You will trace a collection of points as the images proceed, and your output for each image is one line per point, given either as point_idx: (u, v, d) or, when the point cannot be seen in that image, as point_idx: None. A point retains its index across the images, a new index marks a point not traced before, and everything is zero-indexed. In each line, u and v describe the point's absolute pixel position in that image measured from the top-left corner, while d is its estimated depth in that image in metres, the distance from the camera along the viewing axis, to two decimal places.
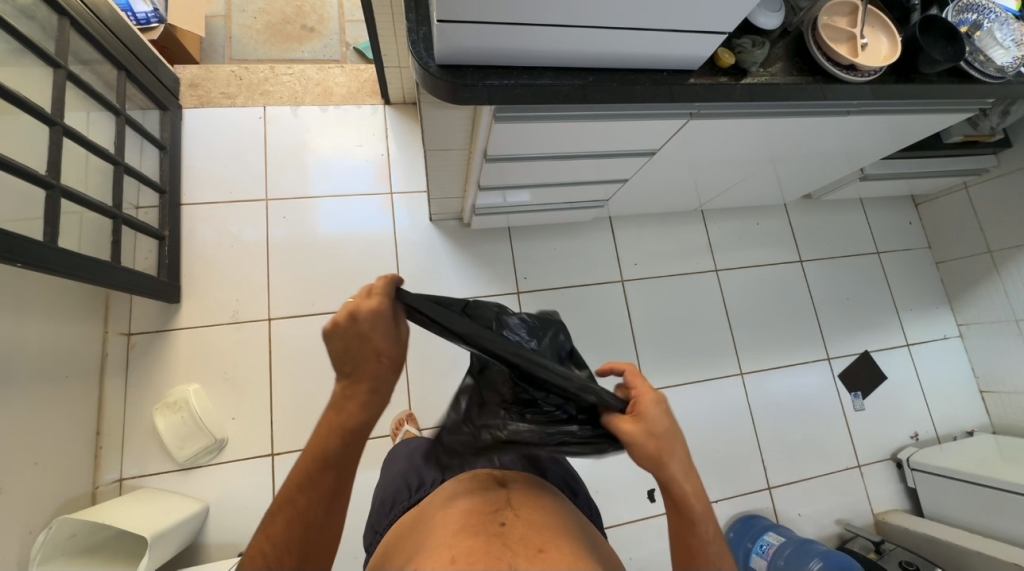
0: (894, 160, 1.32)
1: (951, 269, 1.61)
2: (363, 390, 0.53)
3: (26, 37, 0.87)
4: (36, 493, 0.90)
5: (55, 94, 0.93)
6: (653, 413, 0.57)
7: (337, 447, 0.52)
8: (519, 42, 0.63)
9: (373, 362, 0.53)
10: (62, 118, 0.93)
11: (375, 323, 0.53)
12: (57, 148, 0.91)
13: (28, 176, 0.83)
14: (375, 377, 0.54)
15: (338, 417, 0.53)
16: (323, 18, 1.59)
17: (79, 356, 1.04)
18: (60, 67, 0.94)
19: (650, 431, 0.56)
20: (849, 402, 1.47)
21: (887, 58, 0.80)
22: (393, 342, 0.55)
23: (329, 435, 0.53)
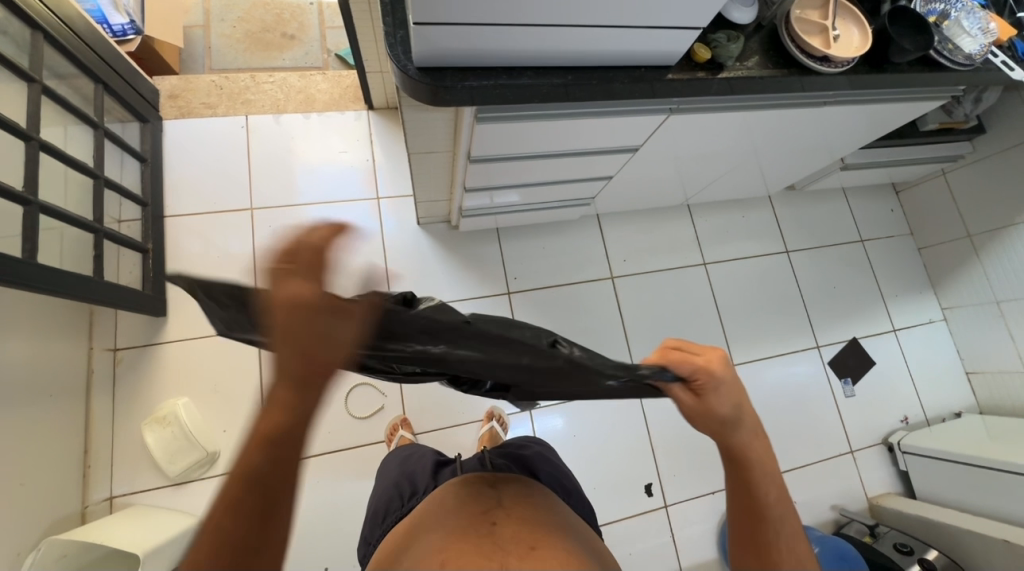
0: (873, 149, 1.34)
1: (933, 254, 1.65)
2: (284, 387, 0.38)
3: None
4: (24, 515, 0.89)
5: (31, 109, 0.92)
6: (723, 386, 0.50)
7: (270, 449, 0.39)
8: (496, 43, 0.64)
9: (296, 367, 0.37)
10: (38, 133, 0.93)
11: (298, 311, 0.36)
12: (33, 164, 0.90)
13: (5, 193, 0.83)
14: (308, 383, 0.38)
15: (266, 418, 0.39)
16: (303, 25, 1.59)
17: (64, 373, 1.03)
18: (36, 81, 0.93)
19: (723, 409, 0.49)
20: (839, 389, 1.49)
21: (859, 49, 0.81)
22: (324, 334, 0.37)
23: (256, 446, 0.39)
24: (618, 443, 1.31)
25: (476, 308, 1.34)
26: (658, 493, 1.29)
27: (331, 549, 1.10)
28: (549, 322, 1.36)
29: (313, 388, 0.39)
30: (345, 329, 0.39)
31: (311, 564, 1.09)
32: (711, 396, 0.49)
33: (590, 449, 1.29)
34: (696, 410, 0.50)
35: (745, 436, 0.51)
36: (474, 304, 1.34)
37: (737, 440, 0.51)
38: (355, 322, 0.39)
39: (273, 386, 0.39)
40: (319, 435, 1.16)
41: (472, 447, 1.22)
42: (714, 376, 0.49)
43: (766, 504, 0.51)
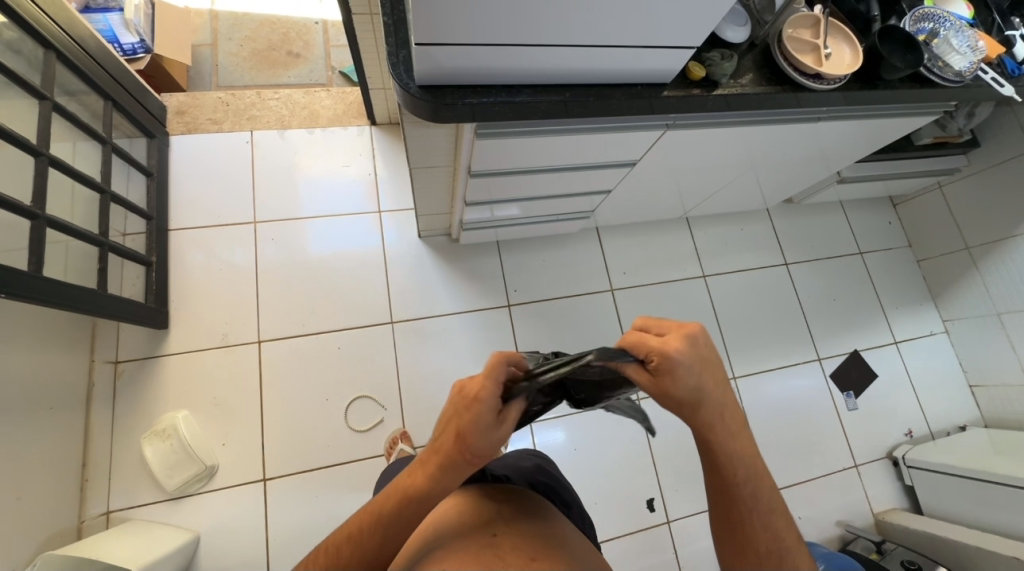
0: (869, 162, 1.36)
1: (933, 266, 1.65)
2: (438, 464, 0.49)
3: (12, 70, 0.89)
4: (20, 529, 0.88)
5: (42, 125, 0.94)
6: (678, 368, 0.47)
7: (405, 514, 0.50)
8: (495, 62, 0.65)
9: (457, 455, 0.48)
10: (48, 148, 0.94)
11: (472, 411, 0.46)
12: (41, 178, 0.92)
13: (11, 207, 0.83)
14: (449, 466, 0.49)
15: (417, 482, 0.49)
16: (309, 43, 1.63)
17: (64, 385, 1.03)
18: (46, 98, 0.95)
19: (674, 391, 0.47)
20: (841, 402, 1.48)
21: (851, 66, 0.83)
22: (483, 437, 0.47)
23: (394, 498, 0.50)
24: (619, 457, 1.30)
25: (477, 321, 1.34)
26: (660, 508, 1.28)
27: None
28: (549, 334, 1.36)
29: (457, 477, 0.50)
30: (497, 441, 0.48)
31: None
32: (661, 377, 0.47)
33: (592, 463, 1.28)
34: (655, 390, 0.48)
35: (709, 412, 0.49)
36: (475, 316, 1.34)
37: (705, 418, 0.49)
38: (505, 435, 0.48)
39: (431, 455, 0.50)
40: (318, 448, 1.16)
41: None
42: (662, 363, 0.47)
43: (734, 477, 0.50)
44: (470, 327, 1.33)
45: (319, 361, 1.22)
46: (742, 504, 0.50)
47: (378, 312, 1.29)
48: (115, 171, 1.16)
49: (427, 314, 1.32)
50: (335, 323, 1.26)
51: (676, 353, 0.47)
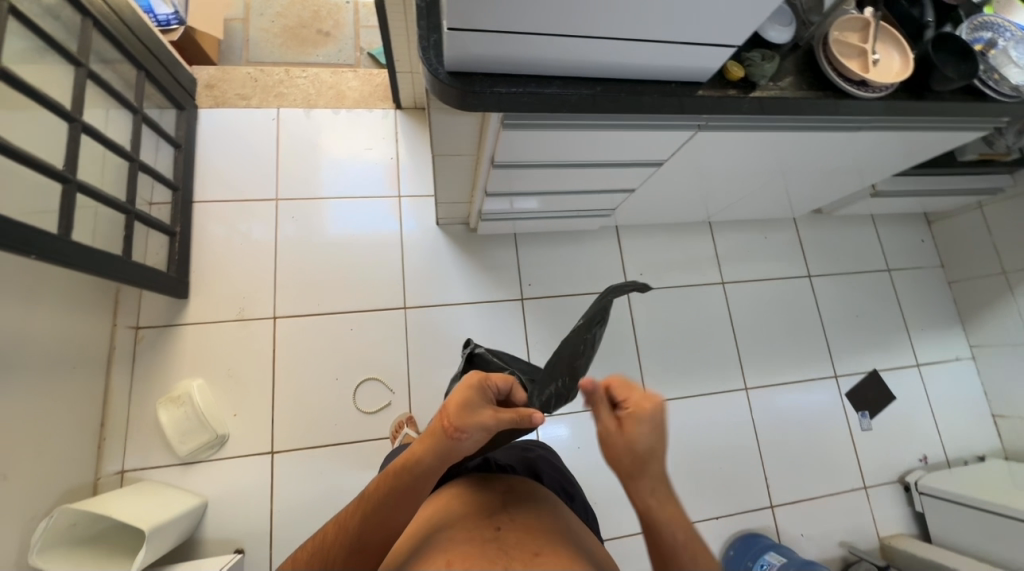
0: (907, 177, 1.31)
1: (964, 289, 1.59)
2: (425, 437, 0.56)
3: (50, 36, 0.90)
4: (39, 482, 0.91)
5: (76, 91, 0.96)
6: (630, 433, 0.57)
7: (386, 493, 0.54)
8: (527, 51, 0.64)
9: (441, 425, 0.55)
10: (81, 115, 0.96)
11: (462, 391, 0.56)
12: (73, 143, 0.94)
13: (43, 170, 0.85)
14: (433, 440, 0.55)
15: (404, 455, 0.56)
16: (339, 23, 1.62)
17: (87, 347, 1.06)
18: (82, 65, 0.97)
19: (620, 450, 0.57)
20: (855, 421, 1.44)
21: (899, 74, 0.79)
22: (466, 412, 0.54)
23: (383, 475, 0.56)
24: None
25: (489, 312, 1.34)
26: None
27: None
28: (559, 330, 1.35)
29: (440, 450, 0.55)
30: (479, 423, 0.54)
31: None
32: (614, 436, 0.57)
33: (595, 462, 1.27)
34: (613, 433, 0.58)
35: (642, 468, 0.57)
36: (487, 307, 1.34)
37: (635, 473, 0.57)
38: (489, 424, 0.54)
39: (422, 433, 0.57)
40: (325, 426, 1.18)
41: None
42: (620, 424, 0.57)
43: (658, 524, 0.56)
44: (481, 318, 1.33)
45: (331, 340, 1.24)
46: (666, 545, 0.55)
47: (391, 296, 1.29)
48: (145, 141, 1.18)
49: (440, 302, 1.32)
50: (348, 305, 1.27)
51: (644, 410, 0.57)
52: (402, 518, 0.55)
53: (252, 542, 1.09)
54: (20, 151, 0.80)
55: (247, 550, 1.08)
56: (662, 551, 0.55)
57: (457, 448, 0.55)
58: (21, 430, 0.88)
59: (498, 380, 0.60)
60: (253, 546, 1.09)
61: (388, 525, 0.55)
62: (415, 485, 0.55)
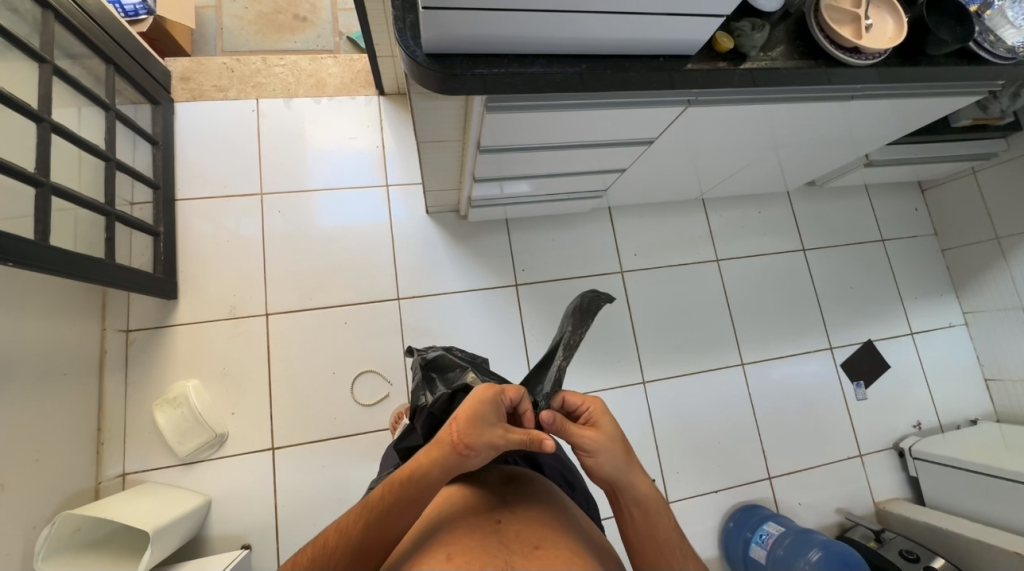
0: (900, 145, 1.29)
1: (957, 256, 1.59)
2: (431, 449, 0.54)
3: (10, 31, 0.86)
4: (39, 490, 0.91)
5: (43, 89, 0.92)
6: (605, 442, 0.57)
7: (390, 501, 0.53)
8: (509, 28, 0.61)
9: (449, 440, 0.53)
10: (50, 114, 0.92)
11: (472, 406, 0.55)
12: (45, 145, 0.90)
13: (15, 174, 0.82)
14: (439, 453, 0.53)
15: (408, 465, 0.55)
16: (315, 6, 1.56)
17: (77, 352, 1.04)
18: (47, 62, 0.92)
19: (607, 462, 0.56)
20: (851, 392, 1.46)
21: (894, 39, 0.77)
22: (477, 428, 0.53)
23: (387, 482, 0.55)
24: None
25: (483, 299, 1.33)
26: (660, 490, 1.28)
27: None
28: (555, 315, 1.35)
29: (445, 464, 0.53)
30: (488, 440, 0.53)
31: None
32: (595, 451, 0.57)
33: None
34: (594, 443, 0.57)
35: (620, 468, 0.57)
36: (481, 294, 1.33)
37: (622, 481, 0.57)
38: (498, 444, 0.53)
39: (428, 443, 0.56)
40: (325, 421, 1.18)
41: None
42: (593, 438, 0.57)
43: (648, 519, 0.58)
44: (476, 306, 1.32)
45: (326, 335, 1.23)
46: (660, 534, 0.58)
47: (384, 288, 1.28)
48: (120, 139, 1.14)
49: (434, 291, 1.31)
50: (341, 298, 1.25)
51: (602, 411, 0.60)
52: (405, 522, 0.54)
53: (258, 537, 1.10)
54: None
55: (254, 545, 1.09)
56: (661, 545, 0.57)
57: (464, 463, 0.54)
58: (16, 440, 0.87)
59: (513, 393, 0.59)
60: (260, 541, 1.10)
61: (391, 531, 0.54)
62: (419, 495, 0.53)
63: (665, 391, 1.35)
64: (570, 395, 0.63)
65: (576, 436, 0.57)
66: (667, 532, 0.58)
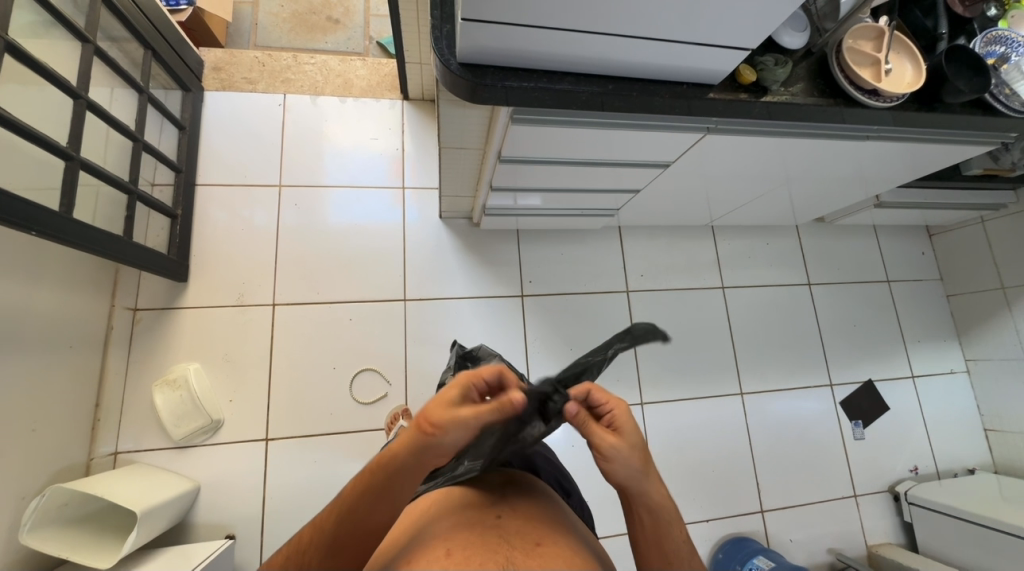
0: (911, 189, 1.31)
1: (962, 302, 1.59)
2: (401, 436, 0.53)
3: (58, 10, 0.89)
4: (31, 461, 0.91)
5: (82, 68, 0.95)
6: (627, 451, 0.56)
7: (360, 492, 0.53)
8: (542, 44, 0.63)
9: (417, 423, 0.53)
10: (87, 93, 0.95)
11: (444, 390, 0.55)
12: (79, 121, 0.93)
13: (47, 146, 0.84)
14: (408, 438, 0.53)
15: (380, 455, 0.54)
16: (349, 10, 1.61)
17: (84, 326, 1.05)
18: (89, 42, 0.95)
19: (624, 467, 0.56)
20: (849, 431, 1.45)
21: (911, 85, 0.79)
22: (444, 407, 0.52)
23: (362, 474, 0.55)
24: None
25: (489, 307, 1.34)
26: None
27: None
28: (558, 329, 1.35)
29: (413, 450, 0.52)
30: (455, 418, 0.51)
31: None
32: (614, 458, 0.56)
33: (588, 460, 1.27)
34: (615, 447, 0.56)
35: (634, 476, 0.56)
36: (486, 302, 1.34)
37: (636, 487, 0.57)
38: (466, 421, 0.51)
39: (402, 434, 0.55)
40: (320, 415, 1.18)
41: None
42: (614, 443, 0.55)
43: (656, 531, 0.58)
44: (480, 313, 1.33)
45: (330, 329, 1.23)
46: (669, 545, 0.58)
47: (393, 288, 1.29)
48: (149, 120, 1.17)
49: (440, 295, 1.32)
50: (349, 295, 1.26)
51: (627, 415, 0.59)
52: (378, 517, 0.53)
53: (243, 528, 1.09)
54: (27, 127, 0.79)
55: (238, 536, 1.08)
56: (668, 556, 0.58)
57: (431, 448, 0.52)
58: (18, 406, 0.88)
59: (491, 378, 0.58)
60: (244, 532, 1.09)
61: (365, 525, 0.53)
62: (390, 484, 0.53)
63: (662, 414, 1.35)
64: (597, 391, 0.61)
65: (598, 438, 0.56)
66: (674, 548, 0.58)
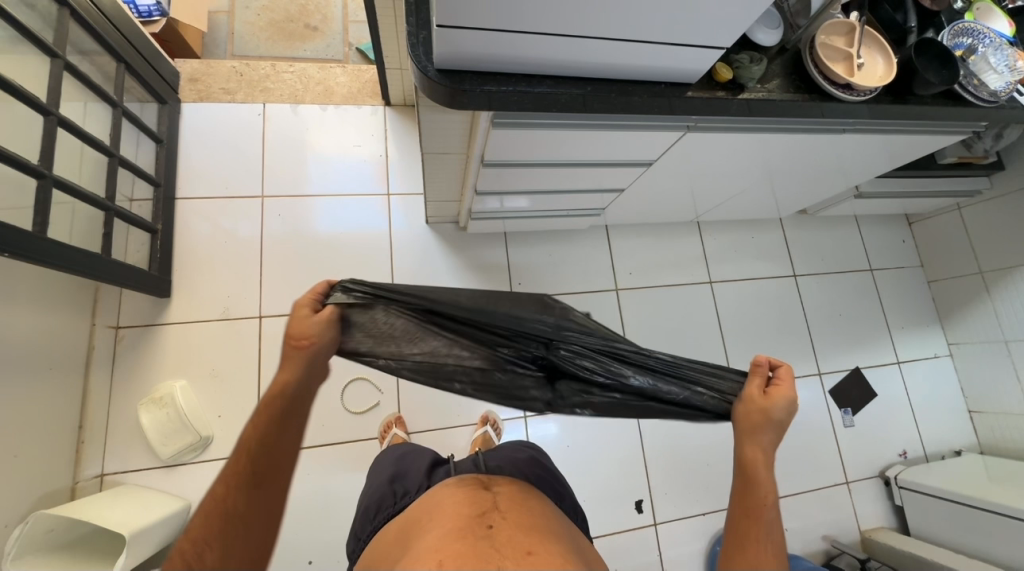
0: (889, 178, 1.33)
1: (943, 288, 1.63)
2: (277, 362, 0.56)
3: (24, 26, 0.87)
4: (13, 488, 0.88)
5: (52, 84, 0.92)
6: (777, 410, 0.60)
7: (263, 422, 0.53)
8: (521, 47, 0.63)
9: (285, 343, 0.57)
10: (58, 108, 0.93)
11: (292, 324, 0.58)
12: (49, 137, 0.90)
13: (14, 164, 0.82)
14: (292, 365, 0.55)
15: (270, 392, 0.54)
16: (327, 17, 1.60)
17: (65, 347, 1.03)
18: (59, 57, 0.93)
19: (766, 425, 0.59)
20: (838, 418, 1.47)
21: (883, 78, 0.81)
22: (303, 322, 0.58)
23: (262, 420, 0.54)
24: (610, 459, 1.29)
25: None
26: (648, 510, 1.28)
27: (315, 542, 1.10)
28: None
29: (287, 363, 0.55)
30: (304, 324, 0.58)
31: (295, 556, 1.09)
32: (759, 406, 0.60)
33: (584, 459, 1.28)
34: (763, 399, 0.60)
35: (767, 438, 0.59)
36: None
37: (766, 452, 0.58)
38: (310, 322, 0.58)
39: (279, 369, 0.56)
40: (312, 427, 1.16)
41: (464, 450, 1.22)
42: (791, 393, 0.60)
43: (767, 516, 0.55)
44: None
45: None
46: (762, 527, 0.54)
47: None
48: (125, 136, 1.15)
49: None
50: None
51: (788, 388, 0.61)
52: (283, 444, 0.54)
53: None
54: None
55: None
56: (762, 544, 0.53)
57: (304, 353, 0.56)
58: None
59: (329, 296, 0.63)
60: None
61: (278, 442, 0.53)
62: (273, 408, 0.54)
63: None
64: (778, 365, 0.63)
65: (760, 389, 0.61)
66: (770, 512, 0.55)
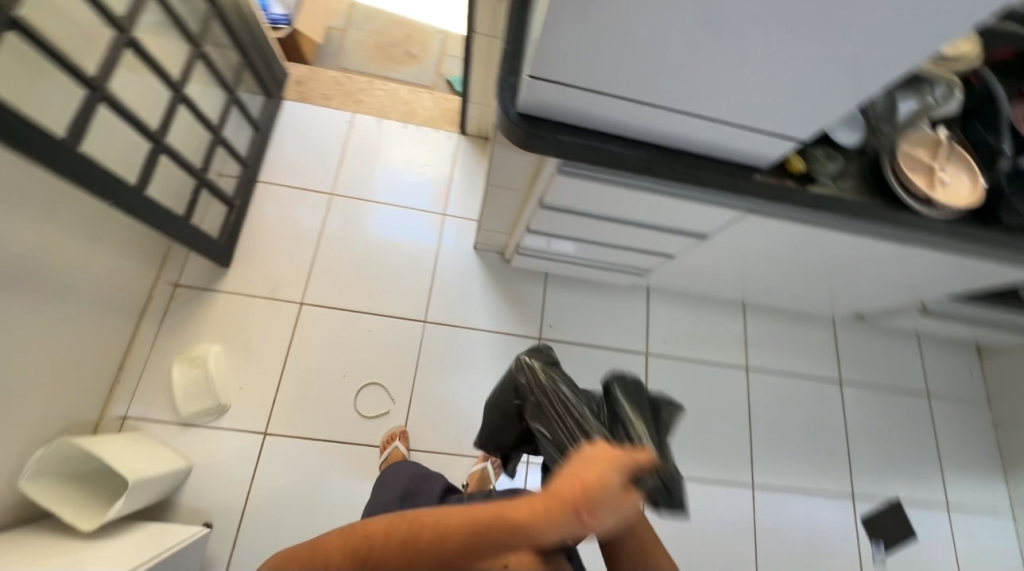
0: (962, 302, 1.25)
1: (1011, 433, 1.47)
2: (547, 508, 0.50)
3: (176, 16, 1.01)
4: (48, 411, 0.94)
5: (185, 66, 1.05)
6: None
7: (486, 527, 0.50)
8: (600, 107, 0.66)
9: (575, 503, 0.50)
10: (184, 87, 1.04)
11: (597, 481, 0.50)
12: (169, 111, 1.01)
13: (136, 127, 0.91)
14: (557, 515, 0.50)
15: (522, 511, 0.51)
16: (426, 47, 1.74)
17: (128, 292, 1.12)
18: (196, 45, 1.07)
19: None
20: (867, 551, 1.32)
21: (969, 200, 0.78)
22: (603, 495, 0.50)
23: (491, 515, 0.51)
24: None
25: (505, 344, 1.33)
26: None
27: (295, 536, 1.10)
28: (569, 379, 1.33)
29: (562, 526, 0.50)
30: (613, 506, 0.50)
31: (273, 545, 1.09)
32: None
33: None
34: None
35: None
36: (503, 339, 1.34)
37: None
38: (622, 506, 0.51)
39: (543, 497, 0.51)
40: (321, 420, 1.18)
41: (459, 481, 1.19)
42: None
43: None
44: (495, 348, 1.33)
45: (349, 336, 1.26)
46: None
47: (415, 306, 1.32)
48: (230, 123, 1.28)
49: (459, 323, 1.33)
50: (373, 307, 1.30)
51: None
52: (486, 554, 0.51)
53: (222, 520, 1.09)
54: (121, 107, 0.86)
55: (215, 526, 1.08)
56: None
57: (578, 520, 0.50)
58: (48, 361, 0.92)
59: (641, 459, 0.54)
60: (222, 524, 1.08)
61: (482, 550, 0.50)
62: (511, 540, 0.50)
63: None
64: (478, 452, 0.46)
65: None
66: None
